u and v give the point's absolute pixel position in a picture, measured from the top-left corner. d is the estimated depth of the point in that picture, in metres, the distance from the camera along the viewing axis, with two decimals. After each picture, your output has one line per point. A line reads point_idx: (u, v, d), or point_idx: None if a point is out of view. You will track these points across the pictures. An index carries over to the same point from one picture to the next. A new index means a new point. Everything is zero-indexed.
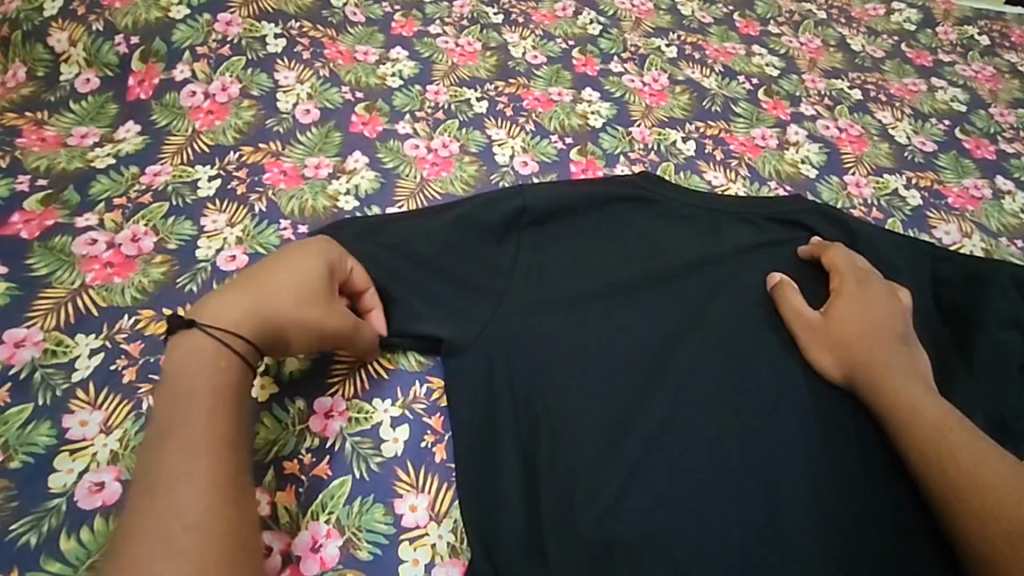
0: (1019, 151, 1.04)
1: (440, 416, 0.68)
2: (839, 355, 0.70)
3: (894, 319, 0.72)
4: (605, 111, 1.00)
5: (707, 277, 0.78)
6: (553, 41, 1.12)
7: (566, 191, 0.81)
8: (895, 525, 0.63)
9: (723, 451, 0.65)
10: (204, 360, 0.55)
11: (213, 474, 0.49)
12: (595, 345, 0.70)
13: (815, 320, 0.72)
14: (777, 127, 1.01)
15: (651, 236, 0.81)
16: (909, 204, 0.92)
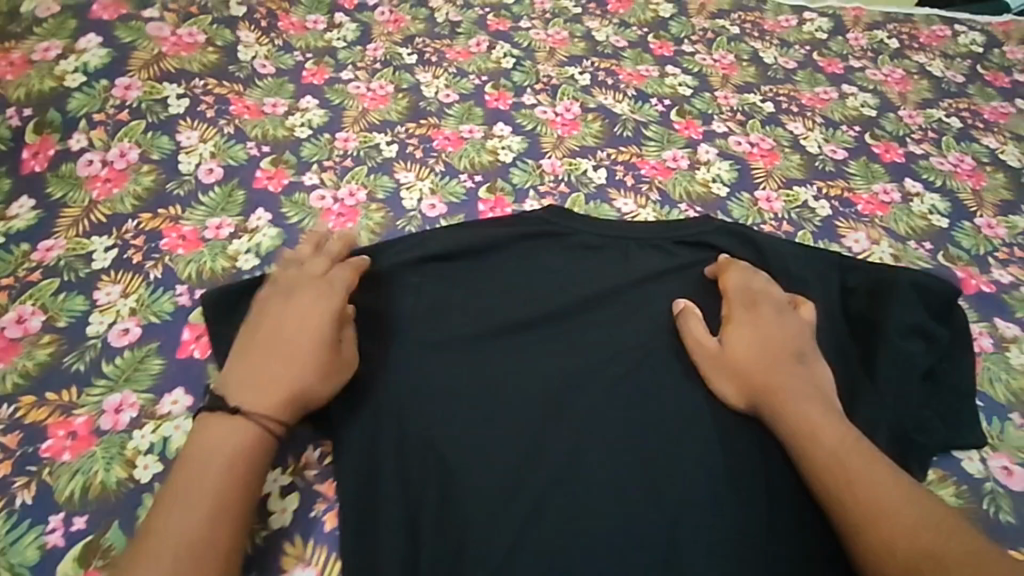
0: (928, 151, 1.05)
1: (331, 481, 0.67)
2: (739, 381, 0.70)
3: (793, 337, 0.72)
4: (516, 145, 1.01)
5: (611, 310, 0.77)
6: (466, 78, 1.13)
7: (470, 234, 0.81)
8: (799, 548, 0.64)
9: (628, 491, 0.65)
10: (221, 436, 0.60)
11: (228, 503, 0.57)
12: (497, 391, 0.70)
13: (715, 344, 0.73)
14: (687, 147, 1.02)
15: (557, 273, 0.80)
16: (818, 214, 0.93)
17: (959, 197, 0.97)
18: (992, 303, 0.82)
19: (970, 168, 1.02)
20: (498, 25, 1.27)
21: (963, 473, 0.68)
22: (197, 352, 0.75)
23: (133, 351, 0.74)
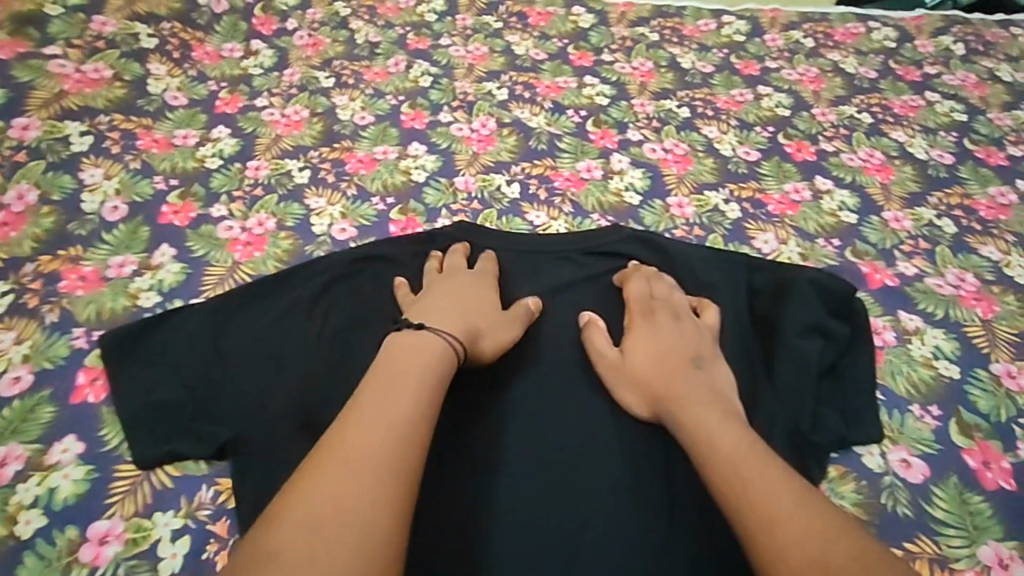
0: (839, 148, 1.07)
1: (225, 520, 0.67)
2: (641, 389, 0.70)
3: (690, 344, 0.71)
4: (430, 164, 1.00)
5: None
6: (383, 99, 1.13)
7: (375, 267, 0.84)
8: (699, 562, 0.64)
9: (542, 500, 0.67)
10: (421, 399, 0.59)
11: (390, 466, 0.53)
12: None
13: (618, 354, 0.73)
14: (601, 157, 1.02)
15: None
16: (729, 217, 0.93)
17: (868, 192, 0.99)
18: (896, 296, 0.83)
19: (880, 162, 1.04)
20: (418, 44, 1.27)
21: (861, 469, 0.68)
22: (91, 397, 0.73)
23: (23, 401, 0.72)
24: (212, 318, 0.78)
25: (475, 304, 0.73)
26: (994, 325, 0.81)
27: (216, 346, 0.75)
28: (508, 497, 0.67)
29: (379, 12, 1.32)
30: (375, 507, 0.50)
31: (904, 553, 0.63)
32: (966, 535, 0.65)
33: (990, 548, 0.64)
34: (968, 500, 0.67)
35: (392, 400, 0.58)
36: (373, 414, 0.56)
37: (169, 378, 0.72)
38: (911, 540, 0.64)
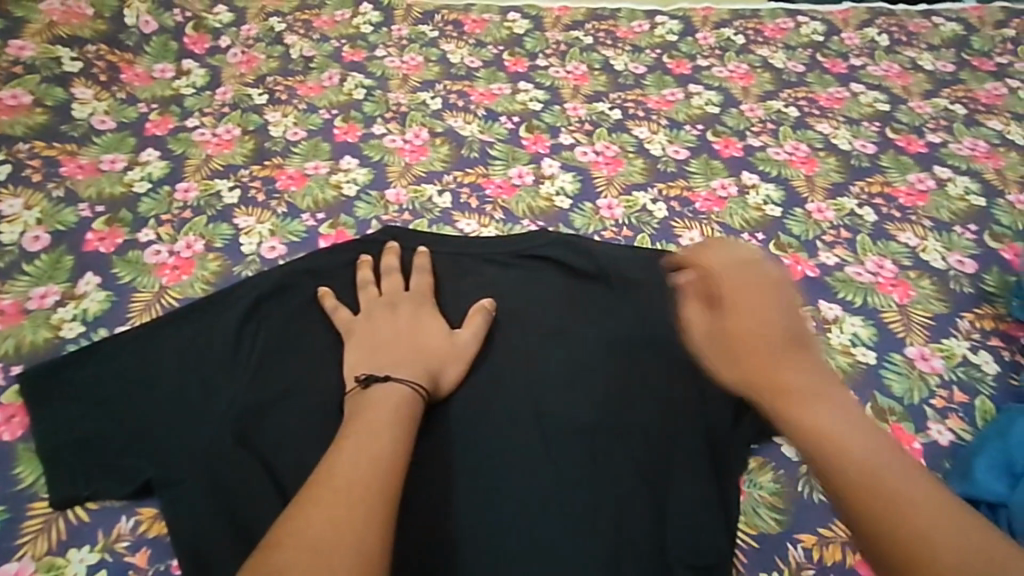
0: (766, 142, 1.09)
1: (145, 550, 0.66)
2: (745, 357, 0.62)
3: (765, 313, 0.63)
4: (362, 177, 1.01)
5: None
6: (316, 113, 1.13)
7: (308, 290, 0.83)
8: (618, 549, 0.65)
9: (477, 495, 0.68)
10: (394, 435, 0.64)
11: (367, 497, 0.58)
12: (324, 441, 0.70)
13: (707, 317, 0.67)
14: (532, 163, 1.03)
15: None
16: (656, 217, 0.95)
17: (792, 184, 1.01)
18: (816, 286, 0.86)
19: (804, 155, 1.07)
20: (353, 57, 1.27)
21: (778, 460, 0.72)
22: (6, 434, 0.72)
23: None
24: (132, 344, 0.76)
25: (427, 328, 0.75)
26: (909, 310, 0.84)
27: (136, 374, 0.74)
28: (436, 508, 0.67)
29: (314, 25, 1.32)
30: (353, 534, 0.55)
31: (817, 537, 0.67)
32: None
33: None
34: None
35: (372, 438, 0.63)
36: (357, 451, 0.62)
37: (90, 411, 0.72)
38: (825, 525, 0.68)
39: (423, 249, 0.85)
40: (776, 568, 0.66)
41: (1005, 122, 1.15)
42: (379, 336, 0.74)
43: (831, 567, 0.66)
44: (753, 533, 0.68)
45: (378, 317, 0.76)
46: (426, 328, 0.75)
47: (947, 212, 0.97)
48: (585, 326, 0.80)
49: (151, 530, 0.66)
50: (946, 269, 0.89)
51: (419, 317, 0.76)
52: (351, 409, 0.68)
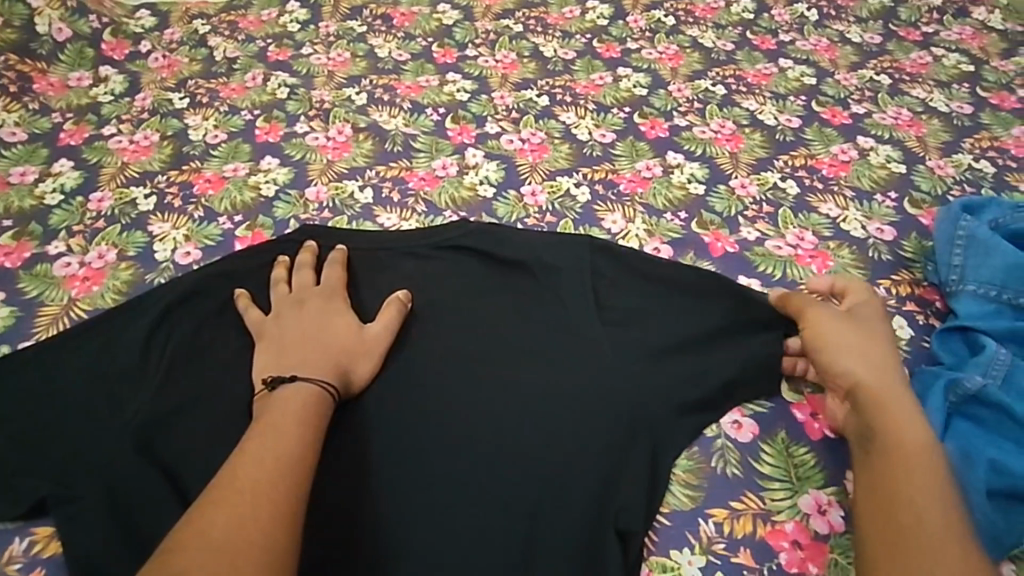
0: (693, 122, 1.08)
1: (40, 570, 0.64)
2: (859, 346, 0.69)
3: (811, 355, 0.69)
4: (282, 177, 0.99)
5: None
6: (238, 115, 1.11)
7: (219, 294, 0.81)
8: (535, 525, 0.64)
9: (394, 474, 0.67)
10: (302, 434, 0.61)
11: (275, 495, 0.55)
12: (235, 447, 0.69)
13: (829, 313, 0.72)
14: (456, 153, 1.02)
15: None
16: (579, 201, 0.95)
17: (716, 162, 1.01)
18: (737, 262, 0.87)
19: (730, 132, 1.06)
20: (279, 56, 1.23)
21: (693, 435, 0.70)
22: None
23: None
24: (37, 359, 0.75)
25: (338, 325, 0.73)
26: None
27: (41, 391, 0.72)
28: (337, 514, 0.64)
29: (240, 26, 1.28)
30: (260, 533, 0.52)
31: (729, 511, 0.65)
32: (790, 486, 0.67)
33: (810, 495, 0.66)
34: (793, 452, 0.69)
35: (280, 435, 0.60)
36: (263, 449, 0.58)
37: None
38: (738, 498, 0.66)
39: (342, 247, 0.83)
40: (686, 545, 0.64)
41: (929, 90, 1.14)
42: (290, 335, 0.72)
43: (741, 539, 0.64)
44: (665, 511, 0.66)
45: (290, 318, 0.74)
46: (339, 325, 0.73)
47: (867, 181, 0.98)
48: (502, 313, 0.79)
49: (47, 550, 0.64)
50: (865, 237, 0.89)
51: (331, 314, 0.75)
52: (260, 407, 0.65)
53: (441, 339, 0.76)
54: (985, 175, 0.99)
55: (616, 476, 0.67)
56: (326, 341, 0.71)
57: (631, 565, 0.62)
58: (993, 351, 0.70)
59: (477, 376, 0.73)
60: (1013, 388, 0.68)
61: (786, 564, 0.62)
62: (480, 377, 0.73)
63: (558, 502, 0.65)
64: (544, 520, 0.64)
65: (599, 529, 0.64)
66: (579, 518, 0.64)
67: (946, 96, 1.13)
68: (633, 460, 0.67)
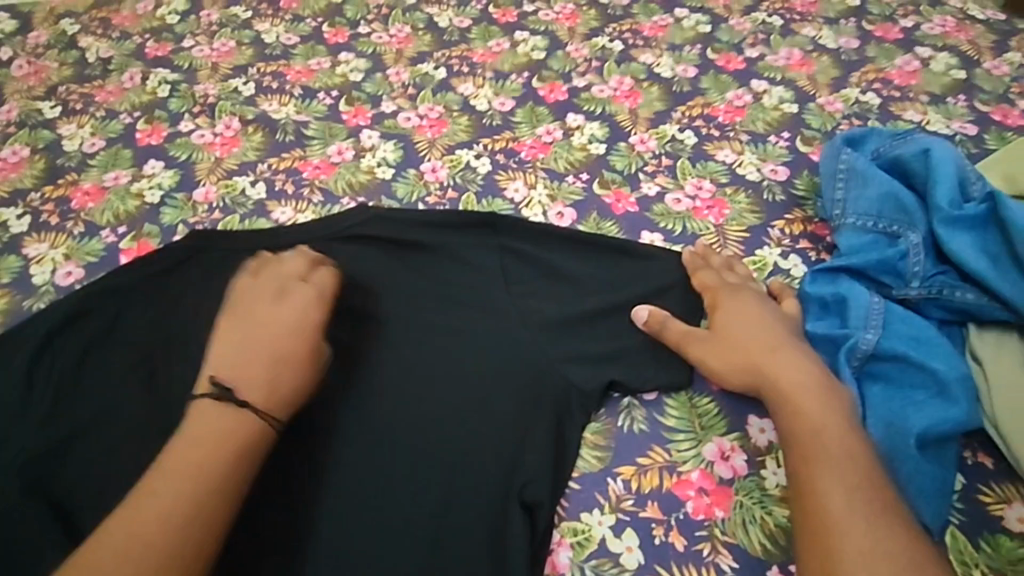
0: (591, 82, 1.07)
1: None
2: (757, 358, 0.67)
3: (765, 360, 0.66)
4: (168, 181, 0.94)
5: None
6: (116, 119, 1.04)
7: (104, 313, 0.77)
8: (447, 504, 0.64)
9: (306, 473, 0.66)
10: (228, 452, 0.59)
11: (191, 519, 0.55)
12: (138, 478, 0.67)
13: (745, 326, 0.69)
14: (350, 137, 0.99)
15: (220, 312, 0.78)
16: (479, 173, 0.93)
17: (616, 120, 1.01)
18: (638, 219, 0.87)
19: (628, 88, 1.06)
20: (158, 52, 1.15)
21: (601, 397, 0.70)
22: None
23: None
24: None
25: (277, 334, 0.68)
26: (725, 229, 0.85)
27: None
28: (242, 527, 0.64)
29: (113, 23, 1.19)
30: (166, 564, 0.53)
31: (636, 467, 0.66)
32: (694, 436, 0.68)
33: (714, 444, 0.68)
34: (696, 403, 0.70)
35: (209, 449, 0.59)
36: (185, 467, 0.57)
37: None
38: (645, 453, 0.67)
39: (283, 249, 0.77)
40: (596, 506, 0.64)
41: (818, 29, 1.15)
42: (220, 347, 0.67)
43: (649, 494, 0.65)
44: (575, 476, 0.66)
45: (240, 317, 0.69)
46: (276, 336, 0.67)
47: (762, 124, 0.99)
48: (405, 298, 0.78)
49: None
50: (760, 180, 0.91)
51: (267, 322, 0.69)
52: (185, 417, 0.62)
53: (343, 335, 0.75)
54: (871, 107, 1.02)
55: (522, 449, 0.67)
56: (261, 352, 0.66)
57: (540, 536, 0.62)
58: (867, 303, 0.69)
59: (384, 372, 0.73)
60: (893, 329, 0.67)
61: (693, 511, 0.64)
62: (385, 369, 0.72)
63: (466, 481, 0.65)
64: (453, 500, 0.64)
65: (506, 504, 0.64)
66: (485, 495, 0.64)
67: (834, 32, 1.15)
68: (539, 429, 0.67)
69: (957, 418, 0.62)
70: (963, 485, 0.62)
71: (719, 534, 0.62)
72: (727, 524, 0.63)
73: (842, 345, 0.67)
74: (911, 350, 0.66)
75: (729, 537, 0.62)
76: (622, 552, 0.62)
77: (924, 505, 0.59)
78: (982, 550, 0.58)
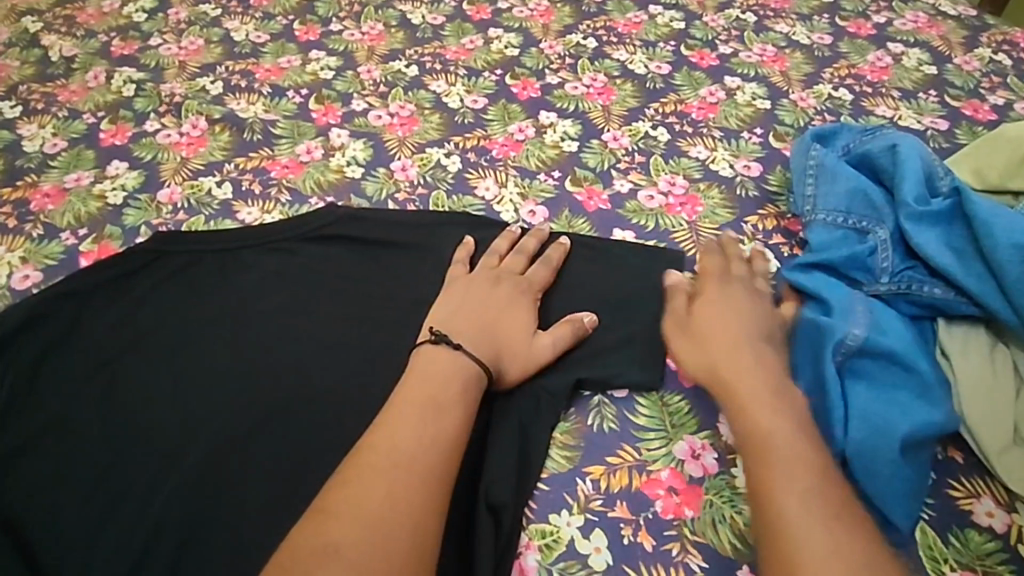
0: (565, 79, 1.06)
1: None
2: (715, 352, 0.66)
3: (738, 353, 0.65)
4: (131, 181, 0.91)
5: (227, 350, 0.74)
6: (79, 118, 1.01)
7: (64, 318, 0.75)
8: None
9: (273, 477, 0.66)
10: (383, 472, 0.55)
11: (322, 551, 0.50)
12: (95, 487, 0.65)
13: (711, 317, 0.69)
14: (319, 136, 0.97)
15: (183, 316, 0.76)
16: (450, 171, 0.92)
17: (589, 117, 1.00)
18: (609, 217, 0.86)
19: (602, 85, 1.05)
20: (124, 50, 1.13)
21: (571, 396, 0.70)
22: None
23: None
24: None
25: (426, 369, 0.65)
26: (697, 225, 0.85)
27: None
28: (207, 532, 0.63)
29: (79, 21, 1.17)
30: None
31: (605, 466, 0.66)
32: (664, 434, 0.68)
33: (684, 442, 0.67)
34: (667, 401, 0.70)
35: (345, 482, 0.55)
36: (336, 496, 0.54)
37: None
38: (614, 452, 0.66)
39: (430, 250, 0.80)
40: (564, 506, 0.63)
41: (792, 25, 1.15)
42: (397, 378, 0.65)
43: (618, 493, 0.64)
44: (544, 476, 0.65)
45: (479, 287, 0.74)
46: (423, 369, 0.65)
47: (735, 120, 0.99)
48: (373, 301, 0.77)
49: None
50: (733, 175, 0.90)
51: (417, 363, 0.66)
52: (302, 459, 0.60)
53: (310, 339, 0.75)
54: (843, 103, 1.02)
55: (486, 448, 0.66)
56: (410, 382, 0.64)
57: (505, 536, 0.61)
58: (851, 299, 0.68)
59: (352, 375, 0.72)
60: (880, 326, 0.66)
61: (662, 511, 0.63)
62: (353, 374, 0.72)
63: None
64: None
65: (471, 504, 0.63)
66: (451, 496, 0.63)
67: (808, 29, 1.15)
68: (503, 429, 0.67)
69: (936, 422, 0.61)
70: (934, 480, 0.62)
71: (688, 534, 0.62)
72: (697, 523, 0.62)
73: (828, 339, 0.65)
74: (899, 348, 0.64)
75: (699, 536, 0.62)
76: (590, 553, 0.61)
77: (896, 507, 0.58)
78: (950, 545, 0.58)
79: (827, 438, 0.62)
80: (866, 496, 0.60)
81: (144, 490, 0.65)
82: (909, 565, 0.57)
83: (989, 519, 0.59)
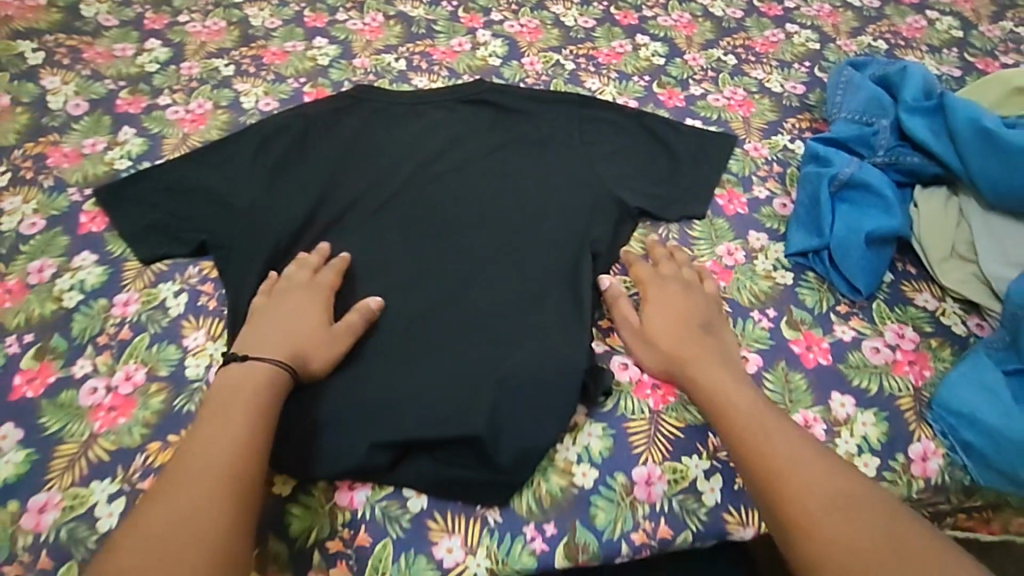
0: (658, 13, 1.33)
1: (212, 282, 0.90)
2: (661, 352, 0.83)
3: (686, 346, 0.82)
4: (332, 51, 1.24)
5: (412, 154, 1.03)
6: (287, 7, 1.30)
7: (299, 117, 1.06)
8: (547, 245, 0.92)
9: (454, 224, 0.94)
10: (248, 419, 0.71)
11: (219, 474, 0.65)
12: (333, 220, 0.95)
13: (658, 322, 0.85)
14: (468, 34, 1.28)
15: (383, 130, 1.06)
16: (566, 69, 1.22)
17: (675, 42, 1.28)
18: (682, 112, 1.14)
19: (687, 21, 1.32)
20: None
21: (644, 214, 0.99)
22: (95, 228, 0.94)
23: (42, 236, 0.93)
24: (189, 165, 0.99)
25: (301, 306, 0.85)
26: (750, 120, 1.13)
27: (183, 184, 0.97)
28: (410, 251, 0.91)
29: None
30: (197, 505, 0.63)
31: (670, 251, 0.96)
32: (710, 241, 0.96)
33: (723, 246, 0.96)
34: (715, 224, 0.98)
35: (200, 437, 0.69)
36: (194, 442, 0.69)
37: (160, 206, 0.95)
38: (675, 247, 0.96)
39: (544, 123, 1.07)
40: None
41: None
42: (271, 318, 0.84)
43: None
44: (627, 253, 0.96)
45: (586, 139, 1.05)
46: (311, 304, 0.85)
47: (790, 54, 1.26)
48: (516, 136, 1.06)
49: (213, 271, 0.90)
50: (782, 91, 1.18)
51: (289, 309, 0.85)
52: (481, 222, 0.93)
53: (472, 152, 1.04)
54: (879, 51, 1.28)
55: (591, 217, 0.95)
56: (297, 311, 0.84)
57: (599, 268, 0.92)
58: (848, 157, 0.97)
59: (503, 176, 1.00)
60: (866, 169, 0.95)
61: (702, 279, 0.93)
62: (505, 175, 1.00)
63: (554, 230, 0.94)
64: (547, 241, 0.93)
65: (581, 246, 0.92)
66: (569, 240, 0.93)
67: None
68: (603, 209, 0.96)
69: (893, 225, 0.91)
70: (890, 279, 0.93)
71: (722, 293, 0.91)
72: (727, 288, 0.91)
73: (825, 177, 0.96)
74: (878, 181, 0.94)
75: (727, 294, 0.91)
76: None
77: (861, 278, 0.90)
78: (895, 311, 0.90)
79: (820, 238, 0.92)
80: (843, 274, 0.91)
81: (359, 222, 0.95)
82: (864, 318, 0.90)
83: (925, 301, 0.91)
